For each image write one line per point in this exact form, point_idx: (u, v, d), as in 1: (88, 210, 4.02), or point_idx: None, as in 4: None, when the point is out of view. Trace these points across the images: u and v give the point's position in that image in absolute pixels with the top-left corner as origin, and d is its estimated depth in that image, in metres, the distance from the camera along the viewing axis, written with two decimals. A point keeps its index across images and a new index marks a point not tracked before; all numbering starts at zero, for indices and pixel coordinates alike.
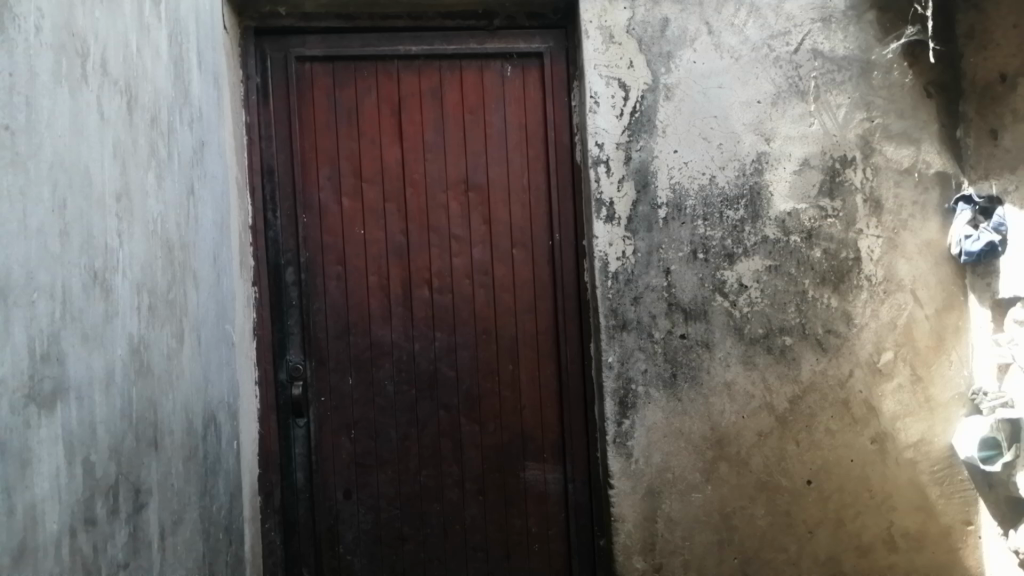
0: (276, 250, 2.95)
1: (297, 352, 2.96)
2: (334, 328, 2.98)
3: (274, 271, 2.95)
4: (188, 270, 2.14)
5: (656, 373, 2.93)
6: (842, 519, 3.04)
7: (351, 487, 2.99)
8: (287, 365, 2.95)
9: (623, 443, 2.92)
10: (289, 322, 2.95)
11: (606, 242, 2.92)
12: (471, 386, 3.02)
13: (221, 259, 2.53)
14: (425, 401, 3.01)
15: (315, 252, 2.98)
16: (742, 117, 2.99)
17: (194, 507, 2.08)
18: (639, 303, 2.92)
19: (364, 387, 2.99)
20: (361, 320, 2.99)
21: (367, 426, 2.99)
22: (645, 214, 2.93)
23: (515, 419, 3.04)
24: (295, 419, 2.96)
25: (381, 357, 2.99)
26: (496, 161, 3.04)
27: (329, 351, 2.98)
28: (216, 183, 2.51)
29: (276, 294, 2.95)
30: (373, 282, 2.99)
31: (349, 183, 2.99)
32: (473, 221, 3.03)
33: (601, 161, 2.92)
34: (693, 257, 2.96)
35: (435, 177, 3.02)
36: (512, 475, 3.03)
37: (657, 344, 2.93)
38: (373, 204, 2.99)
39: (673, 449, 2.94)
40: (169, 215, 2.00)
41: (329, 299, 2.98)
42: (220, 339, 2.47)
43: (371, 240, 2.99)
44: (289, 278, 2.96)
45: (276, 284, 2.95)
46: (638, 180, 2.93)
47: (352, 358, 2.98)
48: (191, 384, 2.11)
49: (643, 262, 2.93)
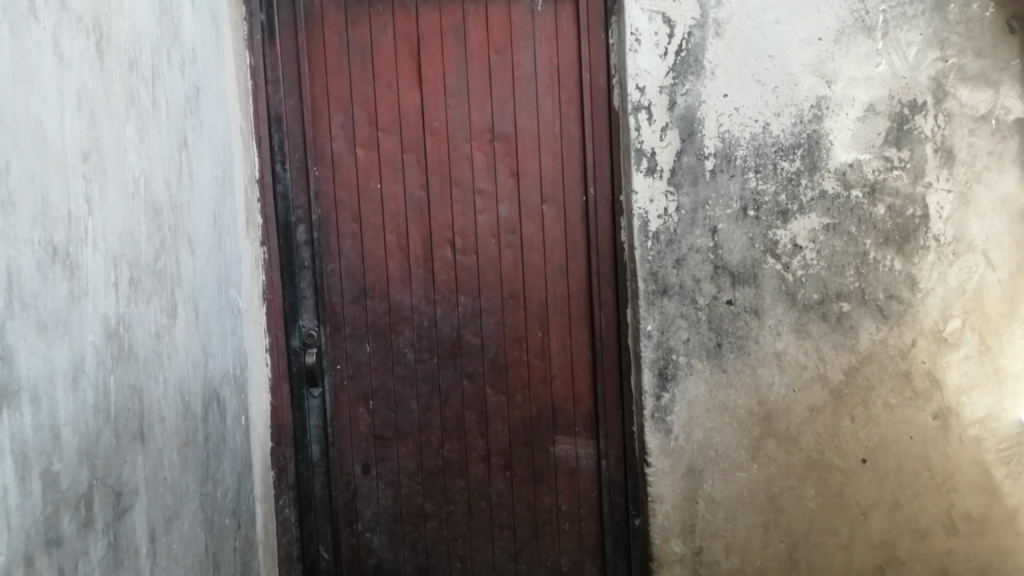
0: (286, 207, 2.69)
1: (310, 317, 2.72)
2: (350, 291, 2.75)
3: (284, 229, 2.69)
4: (182, 235, 1.90)
5: (700, 342, 2.68)
6: (899, 500, 2.81)
7: (370, 461, 2.80)
8: (300, 331, 2.72)
9: (662, 417, 2.69)
10: (300, 284, 2.71)
11: (646, 198, 2.64)
12: (497, 354, 2.79)
13: (223, 219, 2.29)
14: (448, 370, 2.78)
15: (328, 208, 2.73)
16: (801, 56, 2.67)
17: (193, 497, 1.89)
18: (682, 266, 2.65)
19: (383, 355, 2.77)
20: (378, 282, 2.75)
21: (387, 396, 2.78)
22: (691, 166, 2.63)
23: (544, 389, 2.81)
24: (309, 389, 2.74)
25: (401, 323, 2.76)
26: (525, 108, 2.75)
27: (344, 316, 2.75)
28: (216, 135, 2.26)
29: (285, 254, 2.70)
30: (391, 241, 2.74)
31: (364, 131, 2.73)
32: (499, 174, 2.76)
33: (642, 107, 2.63)
34: (743, 215, 2.67)
35: (458, 125, 2.74)
36: (541, 450, 2.83)
37: (702, 310, 2.67)
38: (390, 156, 2.73)
39: (716, 425, 2.71)
40: (156, 173, 1.76)
41: (344, 259, 2.74)
42: (224, 307, 2.25)
43: (388, 194, 2.74)
44: (299, 236, 2.70)
45: (286, 244, 2.70)
46: (684, 129, 2.63)
47: (369, 324, 2.76)
48: (188, 362, 1.89)
49: (687, 221, 2.64)
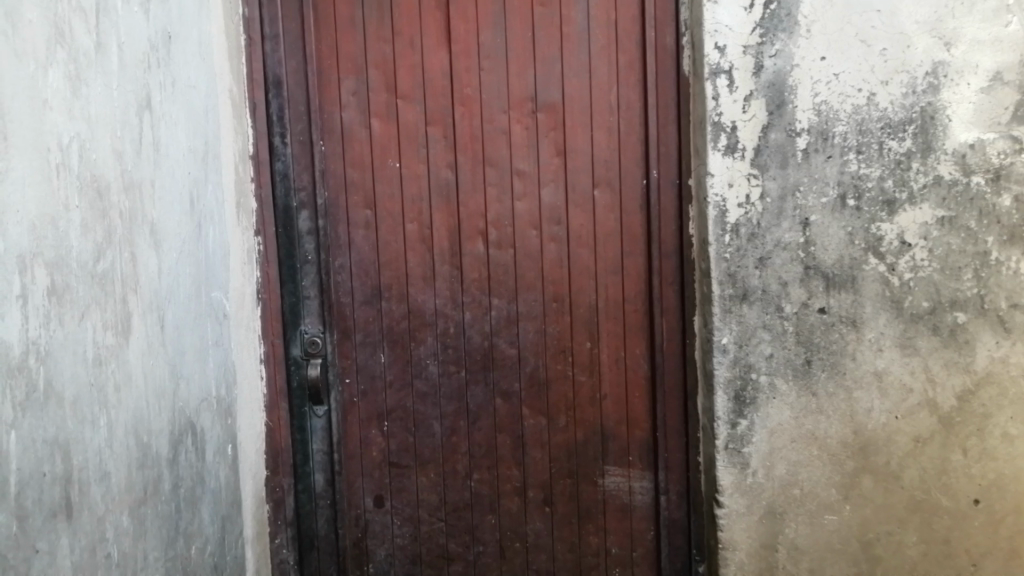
0: (286, 189, 2.22)
1: (314, 322, 2.26)
2: (361, 291, 2.29)
3: (283, 215, 2.23)
4: (141, 225, 1.44)
5: (785, 360, 2.21)
6: (1017, 550, 2.24)
7: (383, 493, 2.34)
8: (302, 338, 2.26)
9: (738, 449, 2.22)
10: (302, 282, 2.25)
11: (724, 182, 2.16)
12: (536, 368, 2.32)
13: (205, 205, 1.83)
14: (478, 387, 2.32)
15: (338, 191, 2.26)
16: (915, 11, 2.15)
17: (153, 567, 1.44)
18: (766, 265, 2.18)
19: (400, 368, 2.31)
20: (395, 281, 2.29)
21: (404, 417, 2.32)
22: (779, 144, 2.15)
23: (592, 412, 2.34)
24: (311, 407, 2.27)
25: (422, 330, 2.30)
26: (575, 72, 2.26)
27: (355, 321, 2.29)
28: (195, 98, 1.80)
29: (283, 244, 2.23)
30: (412, 232, 2.28)
31: (381, 98, 2.25)
32: (543, 152, 2.27)
33: (722, 70, 2.14)
34: (841, 204, 2.19)
35: (494, 92, 2.26)
36: (588, 482, 2.36)
37: (788, 321, 2.20)
38: (412, 129, 2.26)
39: (802, 458, 2.25)
40: (98, 142, 1.29)
41: (355, 252, 2.28)
42: (205, 314, 1.79)
43: (409, 176, 2.27)
44: (300, 223, 2.23)
45: (285, 232, 2.23)
46: (772, 98, 2.14)
47: (384, 330, 2.30)
48: (149, 392, 1.43)
49: (773, 211, 2.17)
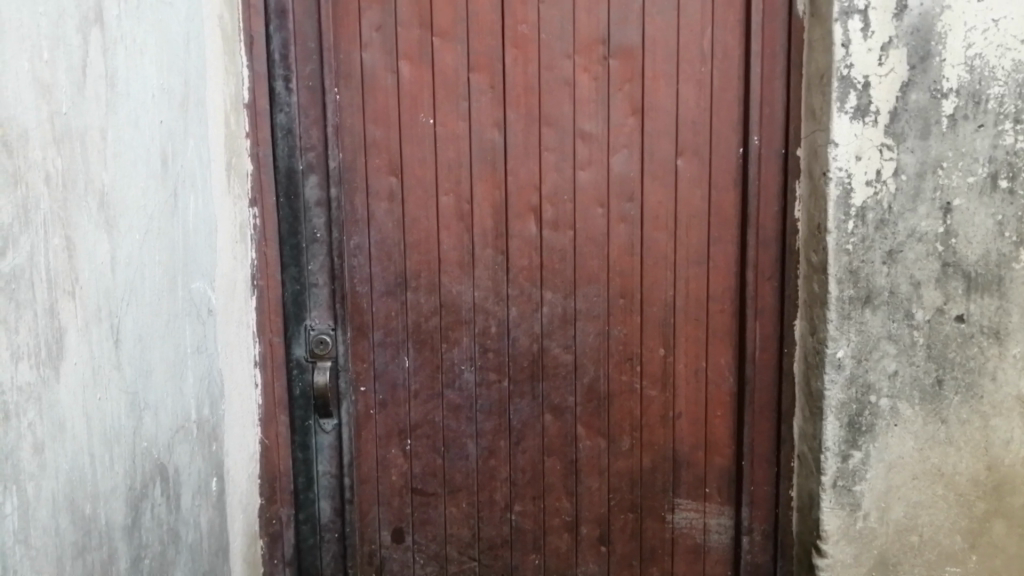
0: (290, 148, 1.75)
1: (324, 316, 1.81)
2: (383, 279, 1.82)
3: (286, 181, 1.76)
4: (82, 194, 0.97)
5: (912, 379, 1.76)
6: None
7: (404, 525, 1.90)
8: (308, 336, 1.80)
9: (848, 488, 1.78)
10: (309, 266, 1.79)
11: (850, 153, 1.69)
12: (597, 379, 1.87)
13: (184, 165, 1.36)
14: (524, 400, 1.87)
15: (355, 152, 1.79)
16: None
17: None
18: (895, 261, 1.73)
19: (428, 375, 1.85)
20: (425, 266, 1.83)
21: (432, 435, 1.87)
22: (921, 107, 1.68)
23: (663, 434, 1.89)
24: (318, 420, 1.82)
25: (457, 328, 1.85)
26: (659, 8, 1.78)
27: (374, 316, 1.84)
28: (170, 20, 1.32)
29: (285, 217, 1.76)
30: (446, 207, 1.81)
31: (411, 35, 1.77)
32: (614, 110, 1.80)
33: (856, 10, 1.66)
34: (993, 185, 1.70)
35: (556, 32, 1.78)
36: (654, 518, 1.93)
37: (918, 331, 1.75)
38: (451, 76, 1.78)
39: (926, 499, 1.79)
40: (4, 64, 0.81)
41: (376, 229, 1.81)
42: (181, 315, 1.32)
43: (444, 135, 1.79)
44: (307, 191, 1.77)
45: (288, 203, 1.76)
46: (915, 48, 1.67)
47: (410, 327, 1.84)
48: (93, 440, 0.97)
49: (909, 192, 1.70)
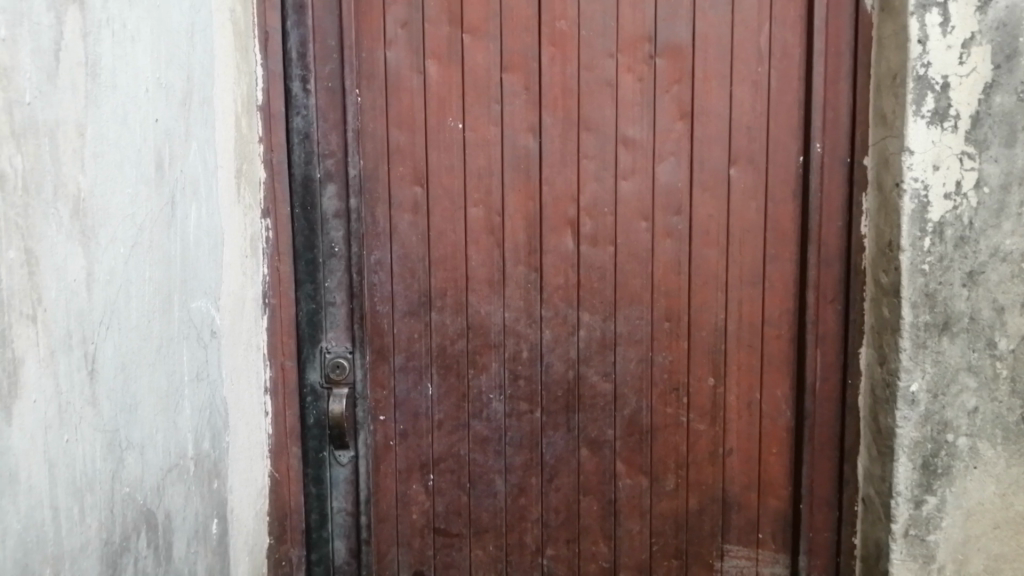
0: (307, 154, 1.60)
1: (341, 338, 1.66)
2: (405, 298, 1.66)
3: (303, 191, 1.61)
4: (50, 197, 0.82)
5: (995, 415, 1.57)
6: None
7: (425, 569, 1.73)
8: (323, 359, 1.65)
9: (921, 538, 1.58)
10: (326, 283, 1.63)
11: (927, 162, 1.51)
12: (639, 411, 1.69)
13: (185, 170, 1.21)
14: (558, 433, 1.70)
15: (377, 158, 1.64)
16: None
17: None
18: (976, 284, 1.54)
19: (454, 404, 1.69)
20: (451, 284, 1.66)
21: (456, 469, 1.70)
22: (1007, 111, 1.49)
23: (712, 472, 1.71)
24: (333, 451, 1.67)
25: (485, 353, 1.68)
26: (711, 3, 1.62)
27: (395, 338, 1.67)
28: (170, 8, 1.18)
29: (299, 230, 1.62)
30: (475, 220, 1.65)
31: (440, 31, 1.62)
32: (661, 114, 1.64)
33: (934, 2, 1.48)
34: None
35: (599, 28, 1.62)
36: (701, 565, 1.74)
37: (1002, 361, 1.55)
38: (482, 76, 1.63)
39: (1011, 553, 1.59)
40: None
41: (398, 243, 1.65)
42: (178, 339, 1.18)
43: (473, 140, 1.64)
44: (324, 202, 1.62)
45: (304, 214, 1.61)
46: (1002, 44, 1.48)
47: (434, 351, 1.68)
48: (56, 492, 0.82)
49: (993, 206, 1.52)
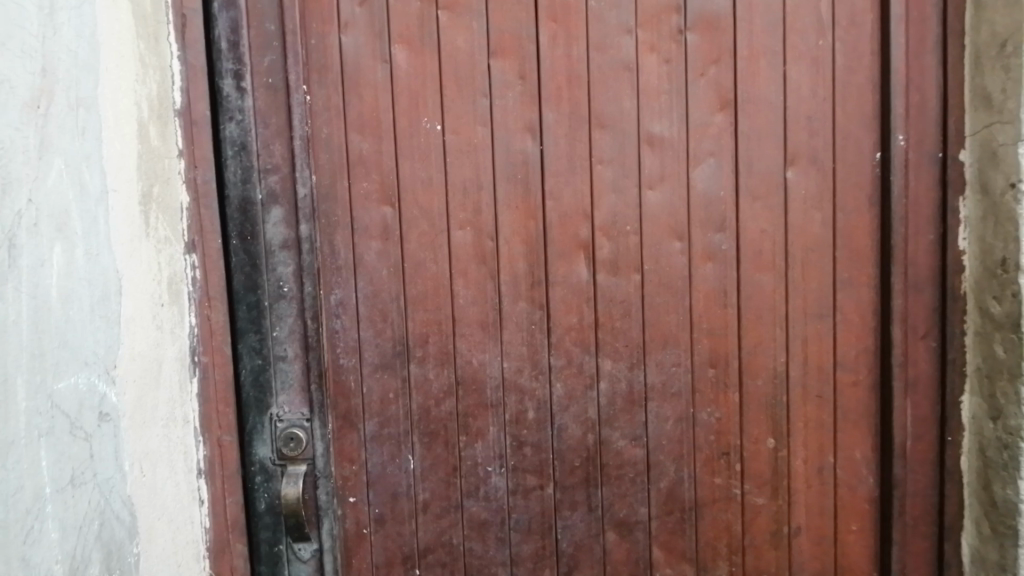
0: (243, 170, 1.26)
1: (296, 401, 1.31)
2: (376, 348, 1.30)
3: (240, 215, 1.27)
4: None
5: None
6: None
7: None
8: (273, 429, 1.30)
9: None
10: (274, 331, 1.29)
11: None
12: (679, 483, 1.33)
13: (37, 202, 0.86)
14: (576, 514, 1.33)
15: (334, 172, 1.27)
16: None
17: None
18: None
19: (442, 480, 1.33)
20: (434, 328, 1.30)
21: (449, 562, 1.34)
22: None
23: (775, 557, 1.34)
24: (291, 544, 1.31)
25: (480, 415, 1.32)
26: None
27: (365, 399, 1.32)
28: None
29: (236, 265, 1.27)
30: (463, 246, 1.28)
31: (409, 8, 1.25)
32: (696, 104, 1.27)
33: None
34: None
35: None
36: None
37: None
38: (463, 62, 1.26)
39: None
40: None
41: (365, 279, 1.29)
42: (26, 444, 0.82)
43: (454, 145, 1.27)
44: (268, 230, 1.27)
45: (243, 246, 1.27)
46: None
47: (414, 415, 1.32)
48: None
49: None
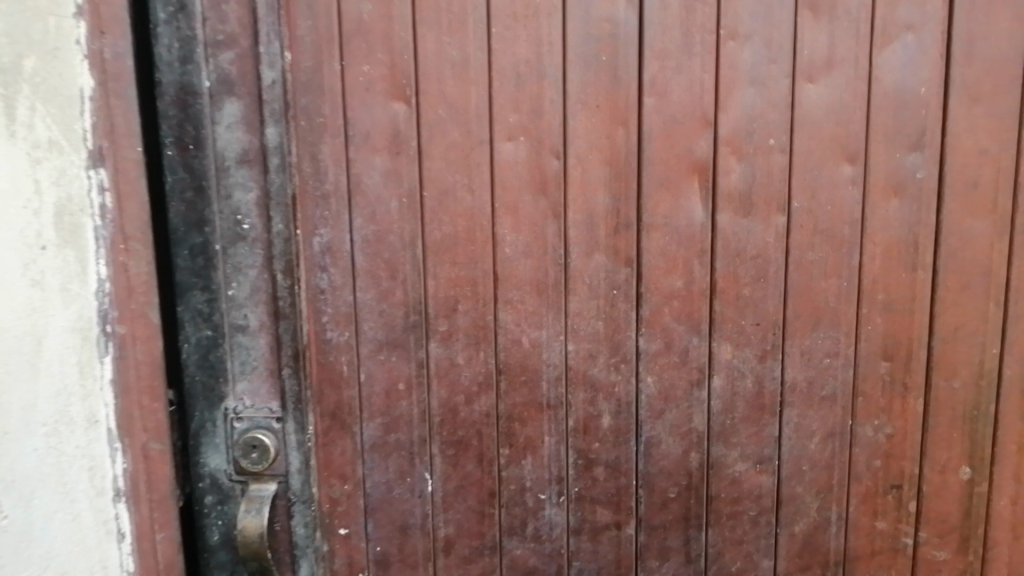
0: (182, 43, 0.81)
1: (262, 392, 0.89)
2: (380, 317, 0.87)
3: (178, 111, 0.82)
4: None
5: None
6: None
7: None
8: (228, 431, 0.89)
9: None
10: (230, 288, 0.86)
11: None
12: (823, 528, 0.90)
13: None
14: (668, 566, 0.91)
15: (320, 50, 0.81)
16: None
17: None
18: None
19: (474, 511, 0.91)
20: (467, 290, 0.86)
21: None
22: None
23: None
24: None
25: (532, 421, 0.88)
26: None
27: (364, 391, 0.89)
28: None
29: (170, 189, 0.83)
30: (512, 166, 0.83)
31: None
32: None
33: None
34: None
35: None
36: None
37: None
38: None
39: None
40: None
41: (363, 214, 0.85)
42: None
43: (504, 6, 0.80)
44: (218, 135, 0.82)
45: (184, 159, 0.83)
46: None
47: (433, 417, 0.89)
48: None
49: None
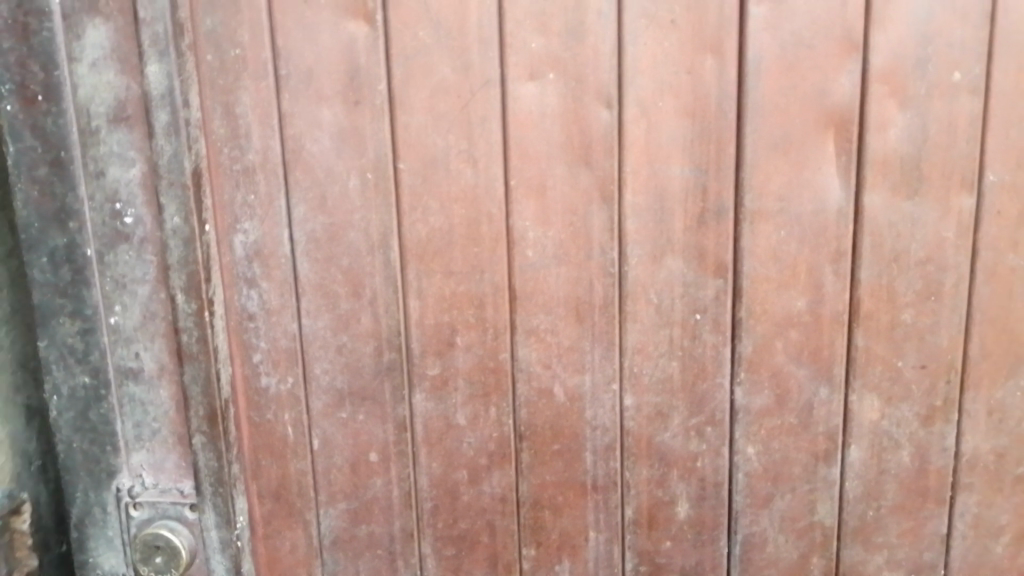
0: None
1: (168, 466, 0.60)
2: (338, 355, 0.58)
3: (16, 45, 0.52)
4: None
5: None
6: None
7: None
8: (123, 522, 0.60)
9: None
10: (112, 314, 0.57)
11: None
12: None
13: None
14: None
15: None
16: None
17: None
18: None
19: None
20: (470, 315, 0.56)
21: None
22: None
23: None
24: None
25: (570, 509, 0.59)
26: None
27: (319, 462, 0.60)
28: None
29: (15, 166, 0.54)
30: (536, 122, 0.53)
31: None
32: None
33: None
34: None
35: None
36: None
37: None
38: None
39: None
40: None
41: (308, 199, 0.55)
42: None
43: None
44: (80, 79, 0.54)
45: (29, 115, 0.53)
46: None
47: (421, 502, 0.60)
48: None
49: None
